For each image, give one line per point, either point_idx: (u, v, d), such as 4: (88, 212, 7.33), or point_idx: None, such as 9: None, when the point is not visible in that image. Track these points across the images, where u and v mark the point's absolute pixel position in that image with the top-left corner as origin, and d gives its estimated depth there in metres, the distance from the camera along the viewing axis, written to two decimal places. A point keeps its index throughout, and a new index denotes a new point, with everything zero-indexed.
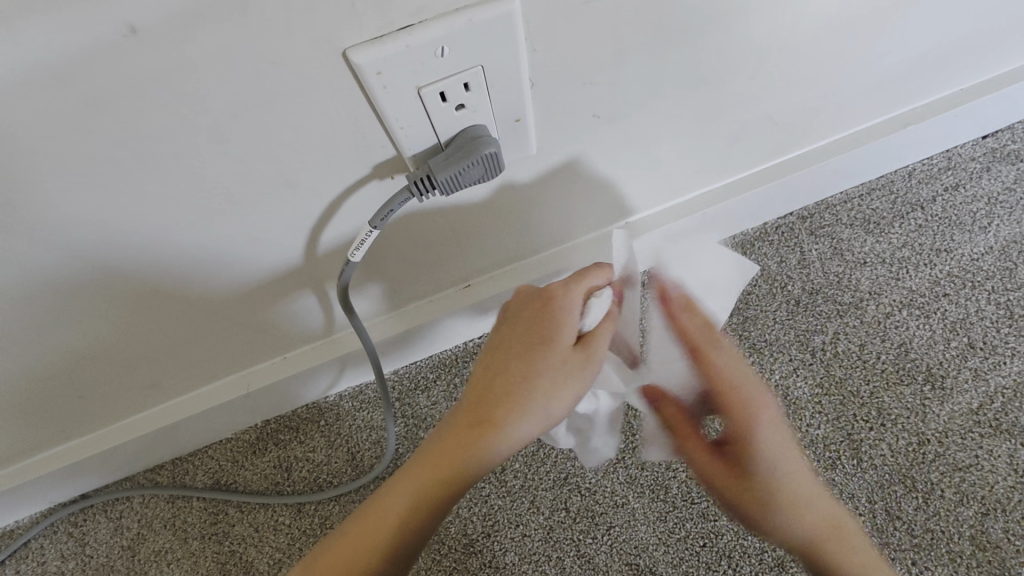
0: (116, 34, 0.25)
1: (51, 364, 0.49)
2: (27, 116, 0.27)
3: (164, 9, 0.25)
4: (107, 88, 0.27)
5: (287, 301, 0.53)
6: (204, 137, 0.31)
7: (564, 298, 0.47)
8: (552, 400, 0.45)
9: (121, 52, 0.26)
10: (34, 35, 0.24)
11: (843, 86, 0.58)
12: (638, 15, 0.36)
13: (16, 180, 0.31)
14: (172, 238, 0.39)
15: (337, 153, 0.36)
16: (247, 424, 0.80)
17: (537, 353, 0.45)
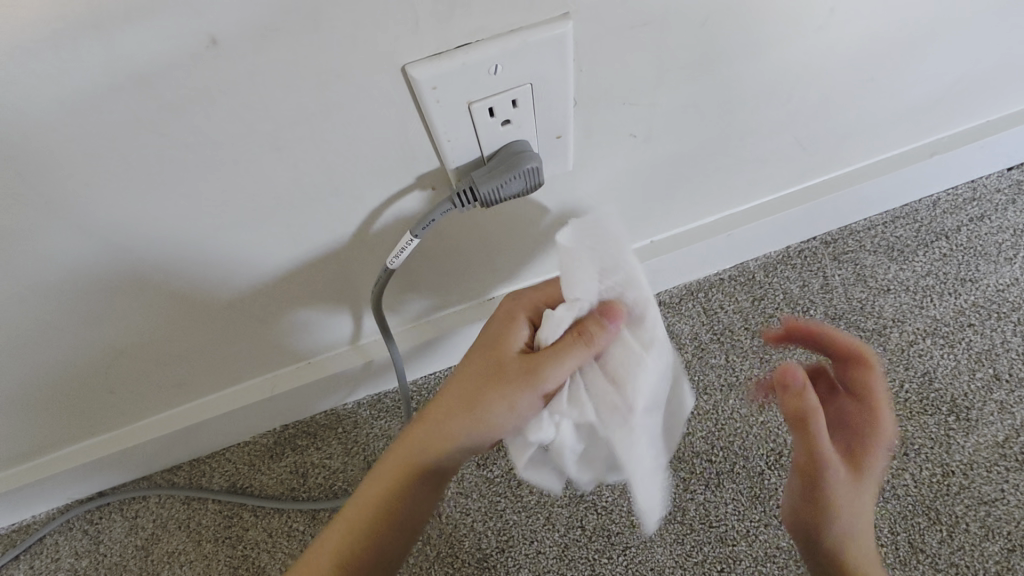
0: (198, 44, 0.26)
1: (89, 359, 0.50)
2: (104, 118, 0.29)
3: (244, 21, 0.26)
4: (181, 95, 0.28)
5: (318, 307, 0.54)
6: (263, 144, 0.33)
7: (509, 308, 0.52)
8: (490, 396, 0.48)
9: (198, 61, 0.27)
10: (124, 44, 0.26)
11: (873, 114, 0.59)
12: (682, 39, 0.37)
13: (83, 179, 0.32)
14: (220, 241, 0.40)
15: (385, 163, 0.37)
16: (266, 428, 0.80)
17: (484, 353, 0.50)
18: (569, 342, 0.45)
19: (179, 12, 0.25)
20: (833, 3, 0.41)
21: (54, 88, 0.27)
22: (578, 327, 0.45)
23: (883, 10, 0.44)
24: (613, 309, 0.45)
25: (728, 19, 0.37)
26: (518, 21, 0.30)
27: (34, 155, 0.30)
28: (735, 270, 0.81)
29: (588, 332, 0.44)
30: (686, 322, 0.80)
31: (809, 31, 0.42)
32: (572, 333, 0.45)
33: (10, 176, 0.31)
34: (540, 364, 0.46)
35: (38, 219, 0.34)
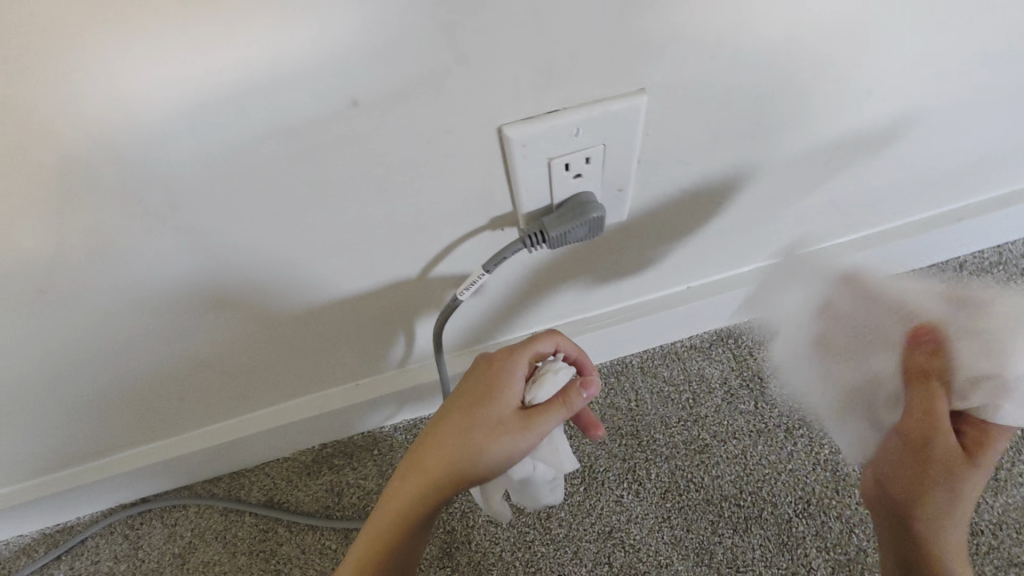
0: (341, 105, 0.32)
1: (170, 368, 0.55)
2: (249, 158, 0.34)
3: (387, 88, 0.31)
4: (316, 143, 0.34)
5: (379, 331, 0.58)
6: (371, 186, 0.38)
7: (505, 362, 0.53)
8: (483, 453, 0.50)
9: (337, 117, 0.32)
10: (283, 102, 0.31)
11: (904, 180, 0.63)
12: (739, 112, 0.42)
13: (221, 208, 0.37)
14: (312, 266, 0.45)
15: (467, 206, 0.42)
16: (306, 445, 0.83)
17: (481, 409, 0.51)
18: (560, 408, 0.50)
19: (332, 80, 0.31)
20: (873, 86, 0.46)
21: (223, 131, 0.32)
22: (565, 394, 0.51)
23: (919, 91, 0.49)
24: (592, 381, 0.51)
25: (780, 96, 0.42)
26: (600, 93, 0.36)
27: (189, 184, 0.35)
28: None
29: (574, 403, 0.51)
30: (716, 366, 0.82)
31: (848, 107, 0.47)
32: (561, 400, 0.51)
33: (165, 201, 0.36)
34: (534, 427, 0.50)
35: (173, 238, 0.39)
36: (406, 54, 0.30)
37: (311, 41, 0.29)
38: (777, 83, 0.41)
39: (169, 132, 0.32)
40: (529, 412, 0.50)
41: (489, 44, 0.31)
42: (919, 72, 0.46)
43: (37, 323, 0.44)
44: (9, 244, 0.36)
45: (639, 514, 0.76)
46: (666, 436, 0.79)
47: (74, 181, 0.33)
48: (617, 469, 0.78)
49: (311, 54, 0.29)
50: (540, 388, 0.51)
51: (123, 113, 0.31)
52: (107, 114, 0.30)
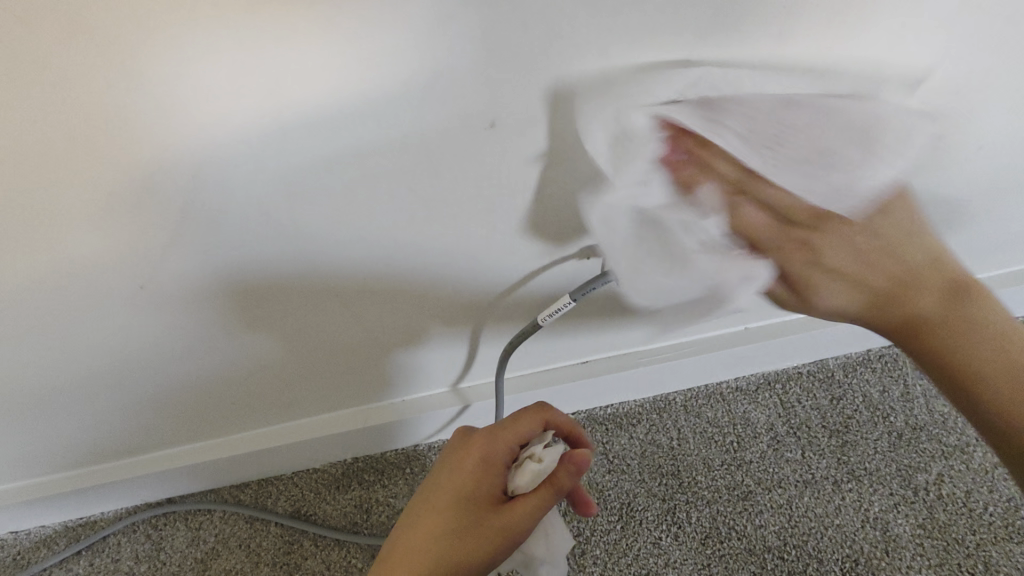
0: (479, 124, 0.33)
1: (233, 370, 0.54)
2: (376, 168, 0.35)
3: (522, 105, 0.33)
4: (443, 158, 0.35)
5: (443, 350, 0.58)
6: (480, 205, 0.39)
7: (482, 448, 0.51)
8: (462, 551, 0.46)
9: (470, 135, 0.34)
10: (427, 118, 0.32)
11: (982, 240, 0.62)
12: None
13: (332, 214, 0.38)
14: (399, 280, 0.45)
15: (563, 232, 0.43)
16: (339, 458, 0.82)
17: (456, 509, 0.48)
18: (544, 496, 0.47)
19: (478, 102, 0.32)
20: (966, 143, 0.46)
21: (356, 138, 0.33)
22: (551, 480, 0.48)
23: (1011, 154, 0.49)
24: (578, 458, 0.47)
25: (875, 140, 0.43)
26: None
27: (307, 186, 0.36)
28: (814, 365, 0.82)
29: (560, 485, 0.47)
30: (762, 410, 0.81)
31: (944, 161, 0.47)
32: (547, 486, 0.47)
33: (275, 200, 0.36)
34: (515, 521, 0.46)
35: (271, 238, 0.39)
36: (549, 73, 0.31)
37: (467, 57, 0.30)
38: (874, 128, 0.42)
39: (301, 132, 0.32)
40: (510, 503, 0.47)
41: (626, 67, 0.32)
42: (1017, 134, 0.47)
43: (112, 317, 0.44)
44: (114, 235, 0.36)
45: (678, 559, 0.73)
46: (709, 479, 0.77)
47: (195, 174, 0.34)
48: (656, 509, 0.76)
49: (464, 73, 0.31)
50: (521, 477, 0.48)
51: (265, 109, 0.31)
52: (245, 110, 0.31)
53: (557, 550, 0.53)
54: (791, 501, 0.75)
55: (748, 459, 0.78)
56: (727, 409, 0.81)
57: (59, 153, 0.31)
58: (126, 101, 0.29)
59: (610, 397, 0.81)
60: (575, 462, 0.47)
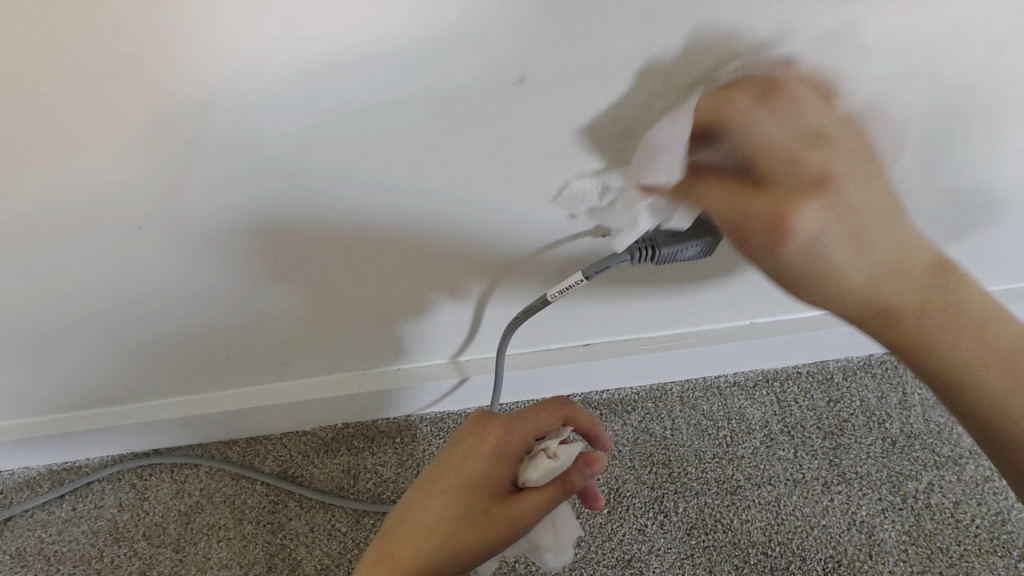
0: (507, 81, 0.31)
1: (230, 324, 0.53)
2: (394, 119, 0.33)
3: (557, 65, 0.31)
4: (465, 114, 0.33)
5: (446, 319, 0.57)
6: (499, 170, 0.37)
7: (498, 437, 0.49)
8: (464, 537, 0.46)
9: (497, 92, 0.32)
10: (450, 68, 0.31)
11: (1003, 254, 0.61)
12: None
13: (342, 163, 0.36)
14: (403, 242, 0.44)
15: (580, 206, 0.41)
16: (329, 422, 0.81)
17: (465, 495, 0.47)
18: (554, 492, 0.46)
19: (509, 54, 0.30)
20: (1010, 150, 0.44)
21: (375, 83, 0.31)
22: (564, 477, 0.46)
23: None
24: (595, 461, 0.46)
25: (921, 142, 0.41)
26: None
27: (323, 134, 0.34)
28: (814, 366, 0.82)
29: (571, 484, 0.46)
30: (758, 407, 0.80)
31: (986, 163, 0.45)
32: (557, 483, 0.46)
33: (291, 148, 0.35)
34: (521, 514, 0.46)
35: (284, 188, 0.38)
36: (588, 30, 0.29)
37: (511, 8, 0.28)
38: (920, 127, 0.40)
39: (329, 75, 0.31)
40: (518, 496, 0.46)
41: (674, 32, 0.30)
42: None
43: (109, 258, 0.42)
44: (113, 169, 0.35)
45: (662, 547, 0.73)
46: (699, 470, 0.77)
47: (209, 113, 0.32)
48: (644, 496, 0.76)
49: (496, 21, 0.28)
50: (535, 471, 0.46)
51: (294, 46, 0.29)
52: (274, 44, 0.29)
53: (563, 540, 0.52)
54: (779, 499, 0.75)
55: (740, 454, 0.78)
56: (723, 403, 0.81)
57: (69, 74, 0.29)
58: (145, 24, 0.28)
59: (606, 382, 0.80)
60: (590, 464, 0.46)
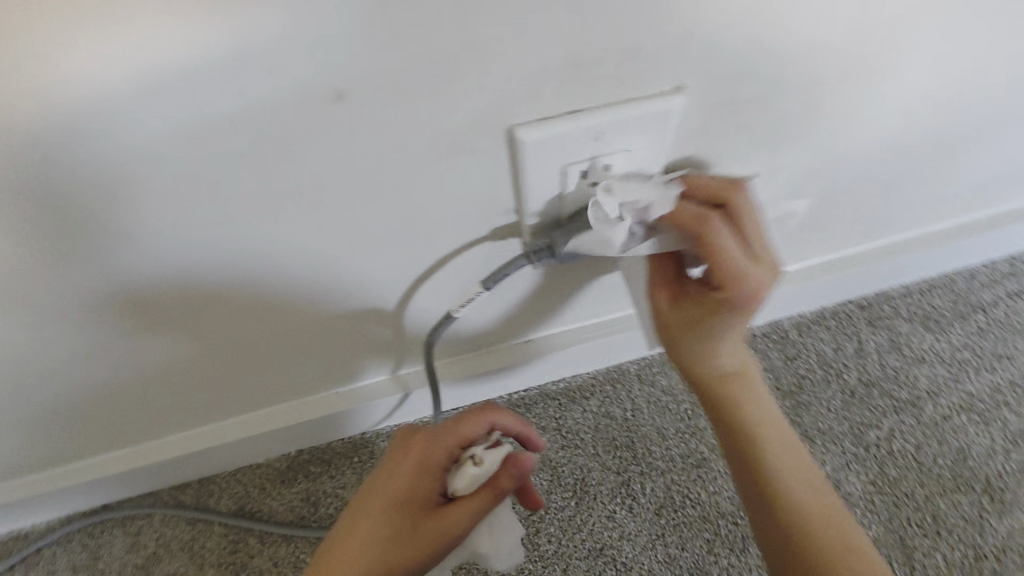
0: (324, 97, 0.27)
1: (131, 375, 0.49)
2: (213, 152, 0.29)
3: (378, 74, 0.27)
4: (292, 137, 0.29)
5: (364, 335, 0.53)
6: (357, 191, 0.33)
7: (423, 448, 0.48)
8: (394, 556, 0.44)
9: (319, 110, 0.28)
10: (253, 89, 0.27)
11: (940, 193, 0.58)
12: (791, 118, 0.37)
13: (176, 204, 0.32)
14: (283, 272, 0.40)
15: (464, 215, 0.37)
16: (280, 452, 0.78)
17: (393, 513, 0.46)
18: (484, 499, 0.45)
19: (317, 67, 0.26)
20: (934, 93, 0.41)
21: (174, 115, 0.27)
22: (493, 483, 0.46)
23: (977, 104, 0.44)
24: (524, 462, 0.46)
25: (840, 100, 0.37)
26: (629, 92, 0.31)
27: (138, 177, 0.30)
28: (768, 326, 0.80)
29: (502, 488, 0.46)
30: None
31: (900, 112, 0.41)
32: (487, 491, 0.46)
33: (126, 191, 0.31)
34: (451, 525, 0.45)
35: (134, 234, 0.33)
36: (399, 31, 0.25)
37: (330, 8, 0.24)
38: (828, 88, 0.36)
39: (145, 107, 0.27)
40: (447, 506, 0.45)
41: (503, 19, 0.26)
42: (985, 81, 0.42)
43: None
44: None
45: (633, 531, 0.72)
46: (662, 448, 0.76)
47: (12, 165, 0.28)
48: (610, 482, 0.74)
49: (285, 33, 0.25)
50: (462, 480, 0.46)
51: (95, 78, 0.25)
52: (70, 77, 0.25)
53: (505, 546, 0.51)
54: None
55: (703, 426, 0.76)
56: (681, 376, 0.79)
57: None
58: None
59: (562, 371, 0.78)
60: (518, 467, 0.46)
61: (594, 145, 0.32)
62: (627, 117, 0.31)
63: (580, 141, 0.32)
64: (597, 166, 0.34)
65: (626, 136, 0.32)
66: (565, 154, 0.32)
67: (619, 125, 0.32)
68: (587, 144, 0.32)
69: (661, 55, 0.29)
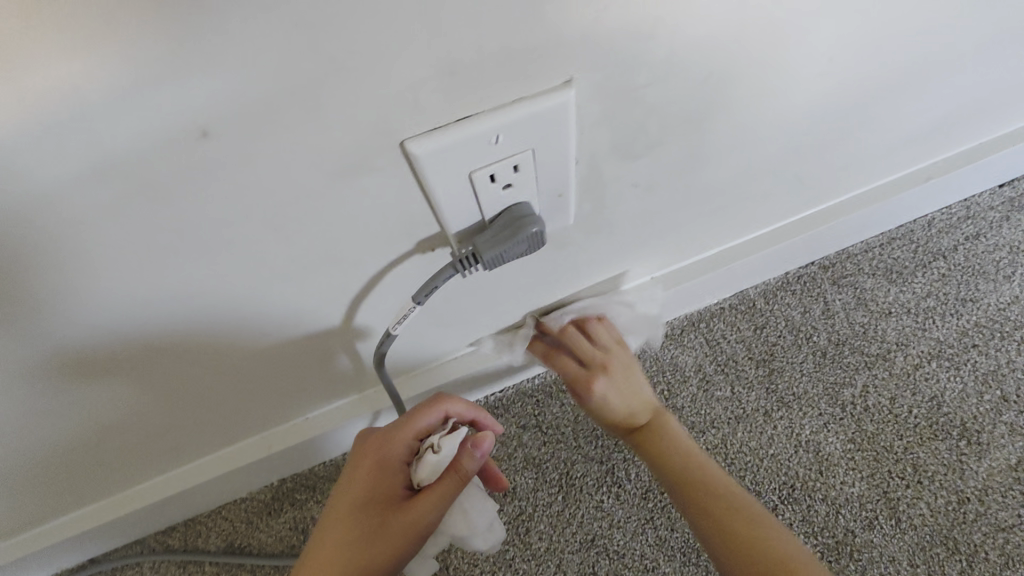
0: (191, 136, 0.27)
1: (80, 431, 0.49)
2: (92, 204, 0.29)
3: (241, 107, 0.26)
4: (171, 179, 0.28)
5: (316, 359, 0.53)
6: (258, 223, 0.33)
7: (384, 448, 0.52)
8: (373, 549, 0.48)
9: (190, 149, 0.27)
10: (114, 137, 0.26)
11: (879, 147, 0.58)
12: (699, 95, 0.36)
13: (69, 260, 0.31)
14: (206, 311, 0.39)
15: (380, 232, 0.37)
16: (262, 483, 0.77)
17: (365, 510, 0.50)
18: (448, 483, 0.50)
19: (175, 108, 0.25)
20: (845, 50, 0.40)
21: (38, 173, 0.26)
22: (454, 467, 0.50)
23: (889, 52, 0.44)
24: (481, 443, 0.49)
25: (747, 70, 0.37)
26: (517, 92, 0.30)
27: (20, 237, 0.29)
28: (735, 298, 0.80)
29: (463, 470, 0.50)
30: (689, 353, 0.79)
31: (814, 76, 0.41)
32: (452, 473, 0.50)
33: (26, 252, 0.30)
34: (420, 512, 0.49)
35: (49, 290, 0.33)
36: (250, 62, 0.25)
37: (174, 49, 0.23)
38: (731, 61, 0.35)
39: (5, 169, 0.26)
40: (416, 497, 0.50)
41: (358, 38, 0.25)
42: (895, 32, 0.41)
43: None
44: None
45: (621, 518, 0.72)
46: None
47: None
48: (595, 472, 0.74)
49: (129, 78, 0.24)
50: (424, 470, 0.51)
51: None
52: None
53: (475, 522, 0.56)
54: (725, 440, 0.74)
55: (680, 405, 0.76)
56: (655, 358, 0.79)
57: None
58: None
59: (536, 368, 0.77)
60: (475, 449, 0.49)
61: (494, 149, 0.32)
62: (523, 117, 0.31)
63: (478, 148, 0.31)
64: (505, 168, 0.33)
65: (526, 136, 0.32)
66: (467, 162, 0.32)
67: (516, 126, 0.31)
68: (485, 150, 0.32)
69: (544, 53, 0.29)
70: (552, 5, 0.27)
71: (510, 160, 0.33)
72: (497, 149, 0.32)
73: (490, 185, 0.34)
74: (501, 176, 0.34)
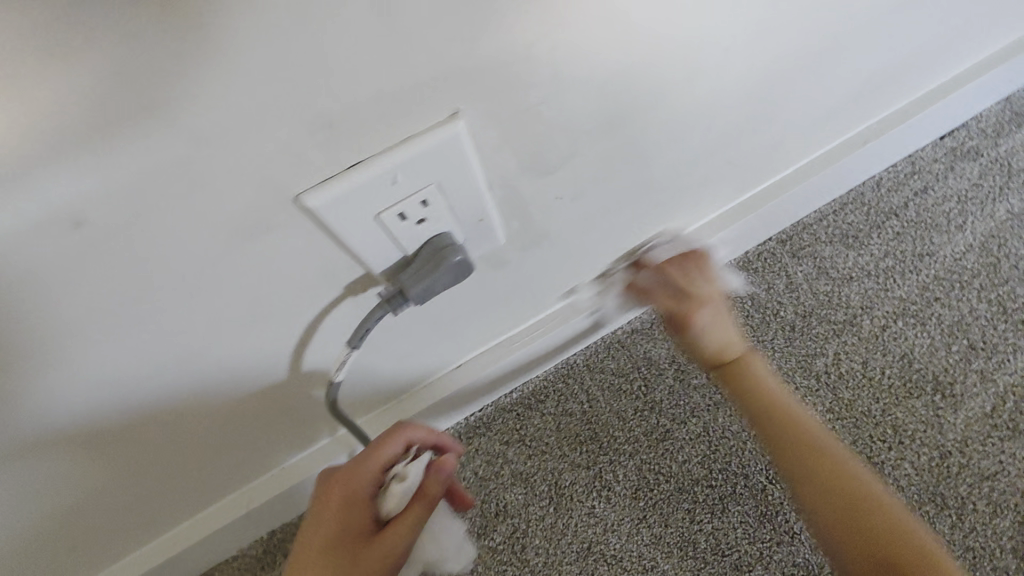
0: (73, 222, 0.28)
1: (40, 519, 0.48)
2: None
3: (120, 188, 0.27)
4: (68, 264, 0.29)
5: (278, 411, 0.53)
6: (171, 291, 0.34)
7: (348, 480, 0.49)
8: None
9: (79, 234, 0.28)
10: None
11: (804, 120, 0.59)
12: (598, 104, 0.37)
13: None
14: (144, 382, 0.40)
15: (302, 282, 0.38)
16: (253, 538, 0.76)
17: (336, 548, 0.47)
18: (417, 510, 0.48)
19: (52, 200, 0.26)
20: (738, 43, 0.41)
21: None
22: (422, 493, 0.49)
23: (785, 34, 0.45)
24: (445, 464, 0.50)
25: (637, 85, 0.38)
26: (401, 130, 0.31)
27: None
28: None
29: (431, 494, 0.49)
30: (662, 345, 0.78)
31: (714, 70, 0.42)
32: (420, 499, 0.48)
33: None
34: (391, 542, 0.46)
35: None
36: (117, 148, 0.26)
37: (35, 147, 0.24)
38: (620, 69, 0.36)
39: None
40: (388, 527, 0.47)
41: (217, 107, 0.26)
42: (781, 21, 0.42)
43: None
44: None
45: (615, 522, 0.71)
46: (625, 431, 0.75)
47: None
48: (583, 479, 0.74)
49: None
50: (391, 499, 0.48)
51: None
52: None
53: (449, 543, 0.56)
54: (708, 427, 0.74)
55: (659, 399, 0.76)
56: (628, 355, 0.79)
57: None
58: None
59: (511, 383, 0.77)
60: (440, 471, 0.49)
61: (395, 189, 0.33)
62: (420, 155, 0.32)
63: (376, 189, 0.32)
64: (415, 205, 0.34)
65: (426, 172, 0.33)
66: (371, 205, 0.33)
67: (414, 164, 0.32)
68: (392, 191, 0.32)
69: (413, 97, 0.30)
70: (408, 49, 0.28)
71: (416, 198, 0.34)
72: (400, 188, 0.33)
73: (402, 223, 0.34)
74: (413, 214, 0.34)
